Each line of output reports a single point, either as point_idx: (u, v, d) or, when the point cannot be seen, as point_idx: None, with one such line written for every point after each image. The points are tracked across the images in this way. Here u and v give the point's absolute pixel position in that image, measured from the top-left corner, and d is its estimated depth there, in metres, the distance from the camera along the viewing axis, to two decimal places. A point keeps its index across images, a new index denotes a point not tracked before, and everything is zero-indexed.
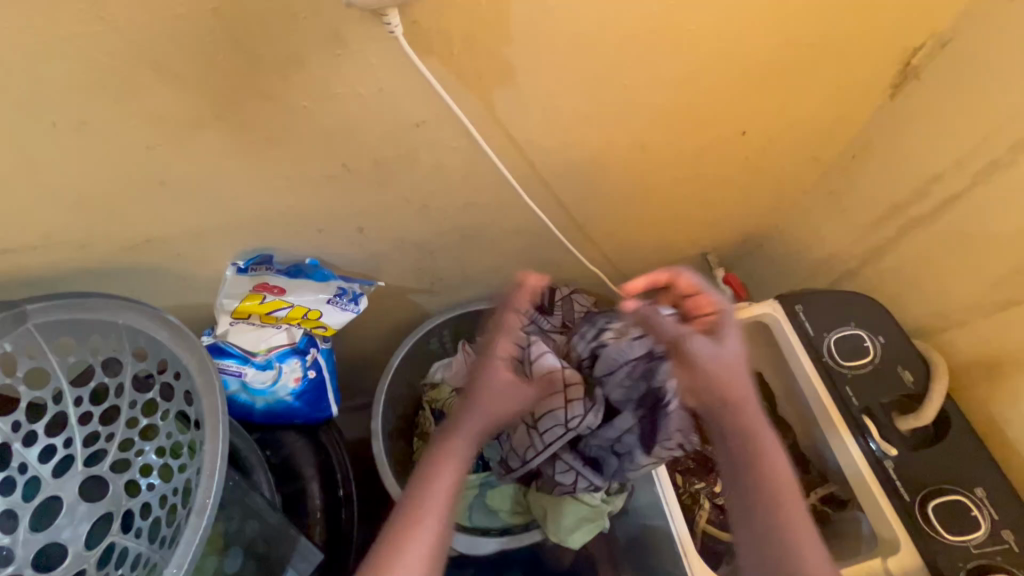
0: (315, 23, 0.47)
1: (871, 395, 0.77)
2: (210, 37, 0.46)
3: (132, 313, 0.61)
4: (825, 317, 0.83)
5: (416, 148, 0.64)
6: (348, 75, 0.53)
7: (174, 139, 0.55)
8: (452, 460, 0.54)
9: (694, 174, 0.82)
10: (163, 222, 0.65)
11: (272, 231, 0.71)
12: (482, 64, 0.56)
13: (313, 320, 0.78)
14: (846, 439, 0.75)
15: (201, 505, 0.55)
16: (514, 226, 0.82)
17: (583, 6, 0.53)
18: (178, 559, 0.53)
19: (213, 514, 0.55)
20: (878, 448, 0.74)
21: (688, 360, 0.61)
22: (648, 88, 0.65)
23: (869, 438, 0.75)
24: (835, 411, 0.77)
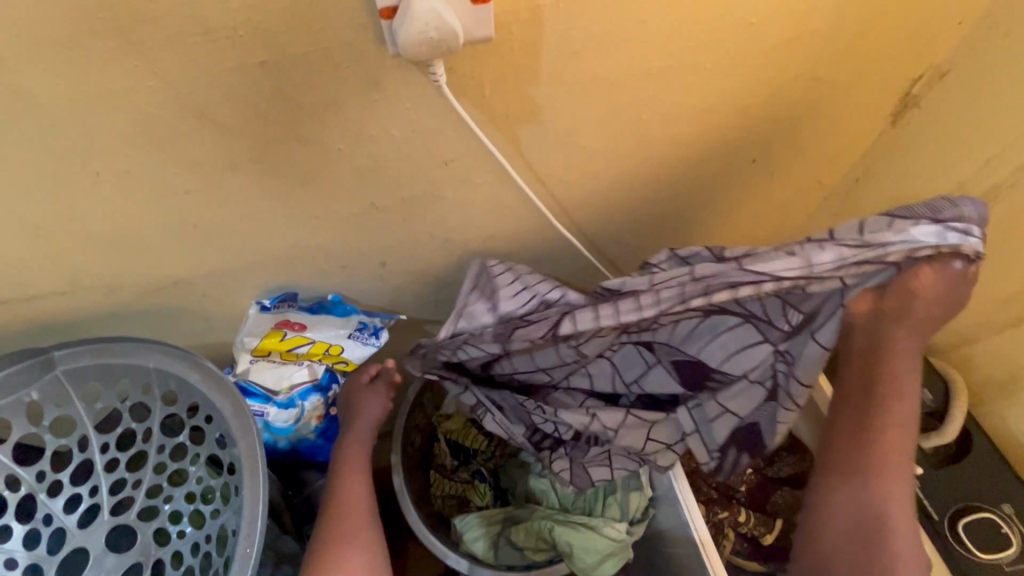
0: (356, 71, 0.48)
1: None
2: (255, 87, 0.47)
3: (160, 355, 0.60)
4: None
5: (441, 185, 0.65)
6: (384, 119, 0.54)
7: (209, 184, 0.55)
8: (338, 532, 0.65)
9: (708, 201, 0.84)
10: (191, 265, 0.65)
11: (297, 268, 0.71)
12: (512, 105, 0.57)
13: (334, 356, 0.76)
14: None
15: (245, 552, 0.54)
16: (533, 255, 0.83)
17: (609, 48, 0.55)
18: None
19: (254, 565, 0.54)
20: None
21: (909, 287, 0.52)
22: (667, 121, 0.67)
23: None
24: None
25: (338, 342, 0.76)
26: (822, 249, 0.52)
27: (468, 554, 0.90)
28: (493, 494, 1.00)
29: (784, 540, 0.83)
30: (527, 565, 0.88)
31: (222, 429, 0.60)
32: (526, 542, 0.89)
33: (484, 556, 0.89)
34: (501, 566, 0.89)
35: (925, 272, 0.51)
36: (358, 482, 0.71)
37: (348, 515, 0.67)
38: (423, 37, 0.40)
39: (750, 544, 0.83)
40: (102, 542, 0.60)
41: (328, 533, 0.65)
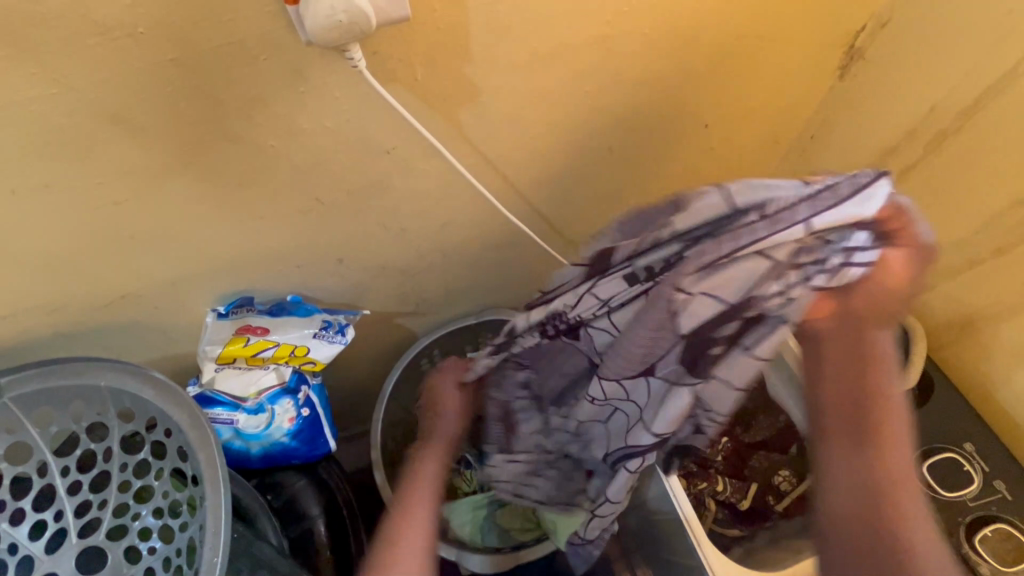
0: (275, 62, 0.46)
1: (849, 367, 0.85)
2: (169, 87, 0.45)
3: (109, 371, 0.58)
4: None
5: (388, 174, 0.63)
6: (313, 110, 0.52)
7: (137, 193, 0.53)
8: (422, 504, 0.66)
9: (664, 169, 0.83)
10: (137, 277, 0.63)
11: (250, 272, 0.70)
12: (448, 87, 0.56)
13: (301, 356, 0.77)
14: None
15: (212, 557, 0.54)
16: (495, 239, 0.83)
17: (542, 20, 0.54)
18: None
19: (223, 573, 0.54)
20: None
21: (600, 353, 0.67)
22: (611, 91, 0.66)
23: None
24: None
25: (304, 343, 0.76)
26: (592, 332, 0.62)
27: (455, 541, 0.91)
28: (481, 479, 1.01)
29: (760, 502, 0.87)
30: (514, 545, 0.91)
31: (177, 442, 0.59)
32: (512, 523, 0.91)
33: (471, 540, 0.91)
34: (488, 548, 0.91)
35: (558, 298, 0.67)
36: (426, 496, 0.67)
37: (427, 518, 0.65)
38: (332, 22, 0.38)
39: (728, 511, 0.87)
40: (71, 566, 0.59)
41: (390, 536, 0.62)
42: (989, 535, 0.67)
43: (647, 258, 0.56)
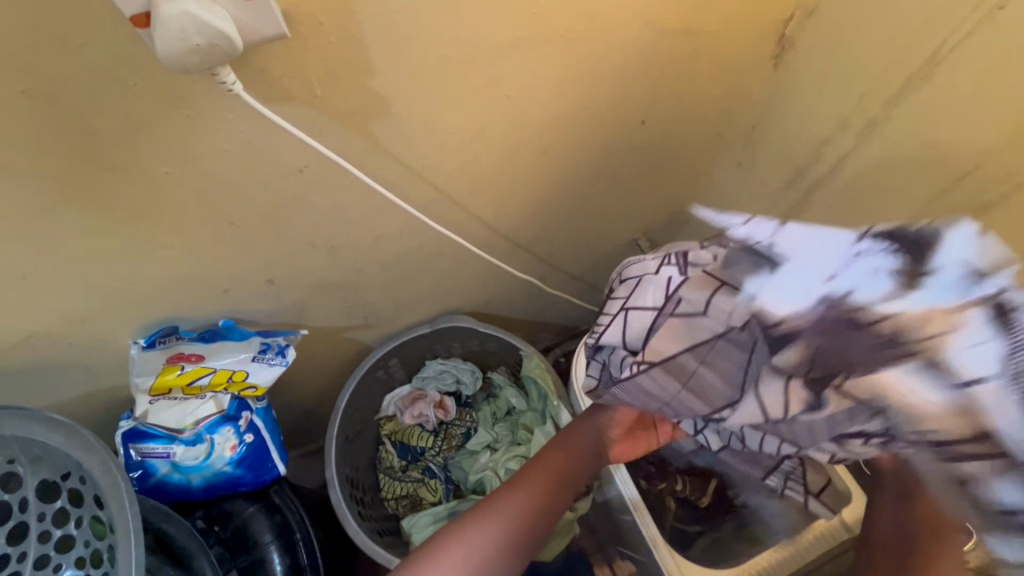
0: (148, 87, 0.43)
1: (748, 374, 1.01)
2: (32, 119, 0.42)
3: (15, 421, 0.55)
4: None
5: (305, 194, 0.60)
6: (205, 134, 0.49)
7: (22, 230, 0.50)
8: (487, 523, 0.60)
9: (605, 168, 0.82)
10: (42, 315, 0.60)
11: (173, 301, 0.67)
12: (355, 100, 0.53)
13: (240, 381, 0.75)
14: None
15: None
16: (438, 249, 0.81)
17: (445, 28, 0.51)
18: None
19: None
20: None
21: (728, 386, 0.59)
22: (534, 93, 0.64)
23: None
24: None
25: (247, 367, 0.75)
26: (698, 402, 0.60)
27: None
28: (446, 487, 1.02)
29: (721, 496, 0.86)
30: None
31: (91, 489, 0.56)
32: None
33: None
34: None
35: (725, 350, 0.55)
36: (500, 524, 0.60)
37: (477, 551, 0.57)
38: (186, 46, 0.35)
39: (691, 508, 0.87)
40: None
41: (453, 532, 0.59)
42: None
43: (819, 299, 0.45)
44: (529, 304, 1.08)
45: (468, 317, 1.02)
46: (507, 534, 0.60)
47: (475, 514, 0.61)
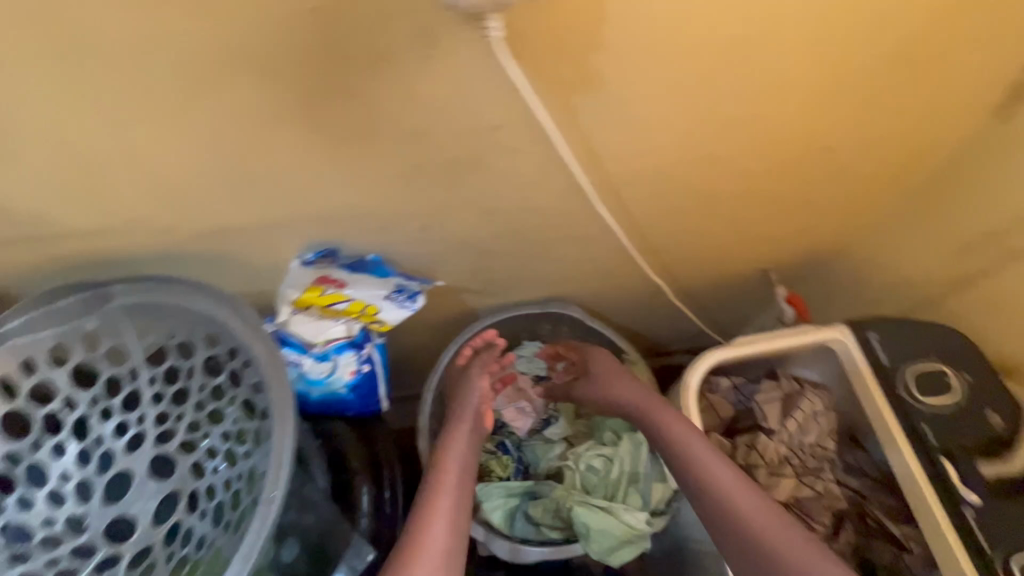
0: (409, 22, 0.47)
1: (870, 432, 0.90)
2: (305, 33, 0.46)
3: (170, 292, 0.64)
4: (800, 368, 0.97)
5: (488, 152, 0.63)
6: (432, 77, 0.52)
7: (254, 132, 0.55)
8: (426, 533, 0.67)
9: (769, 188, 0.78)
10: (237, 213, 0.66)
11: (339, 227, 0.72)
12: (571, 70, 0.54)
13: (370, 314, 0.80)
14: (909, 459, 0.75)
15: (280, 441, 0.60)
16: (579, 233, 0.81)
17: (681, 15, 0.51)
18: (249, 545, 0.57)
19: (280, 506, 0.59)
20: (944, 472, 0.72)
21: (792, 415, 0.90)
22: (737, 97, 0.62)
23: (940, 465, 0.73)
24: (898, 432, 0.77)
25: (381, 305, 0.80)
26: (806, 434, 0.90)
27: (484, 522, 0.90)
28: (515, 466, 1.00)
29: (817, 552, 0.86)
30: (542, 541, 0.88)
31: (240, 353, 0.64)
32: (543, 517, 0.90)
33: (500, 525, 0.90)
34: (517, 536, 0.89)
35: (778, 412, 0.91)
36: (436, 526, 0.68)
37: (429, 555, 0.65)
38: None
39: None
40: (145, 467, 0.63)
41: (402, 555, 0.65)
42: None
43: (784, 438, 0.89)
44: (637, 309, 1.07)
45: (578, 308, 1.02)
46: (442, 538, 0.67)
47: (412, 527, 0.68)
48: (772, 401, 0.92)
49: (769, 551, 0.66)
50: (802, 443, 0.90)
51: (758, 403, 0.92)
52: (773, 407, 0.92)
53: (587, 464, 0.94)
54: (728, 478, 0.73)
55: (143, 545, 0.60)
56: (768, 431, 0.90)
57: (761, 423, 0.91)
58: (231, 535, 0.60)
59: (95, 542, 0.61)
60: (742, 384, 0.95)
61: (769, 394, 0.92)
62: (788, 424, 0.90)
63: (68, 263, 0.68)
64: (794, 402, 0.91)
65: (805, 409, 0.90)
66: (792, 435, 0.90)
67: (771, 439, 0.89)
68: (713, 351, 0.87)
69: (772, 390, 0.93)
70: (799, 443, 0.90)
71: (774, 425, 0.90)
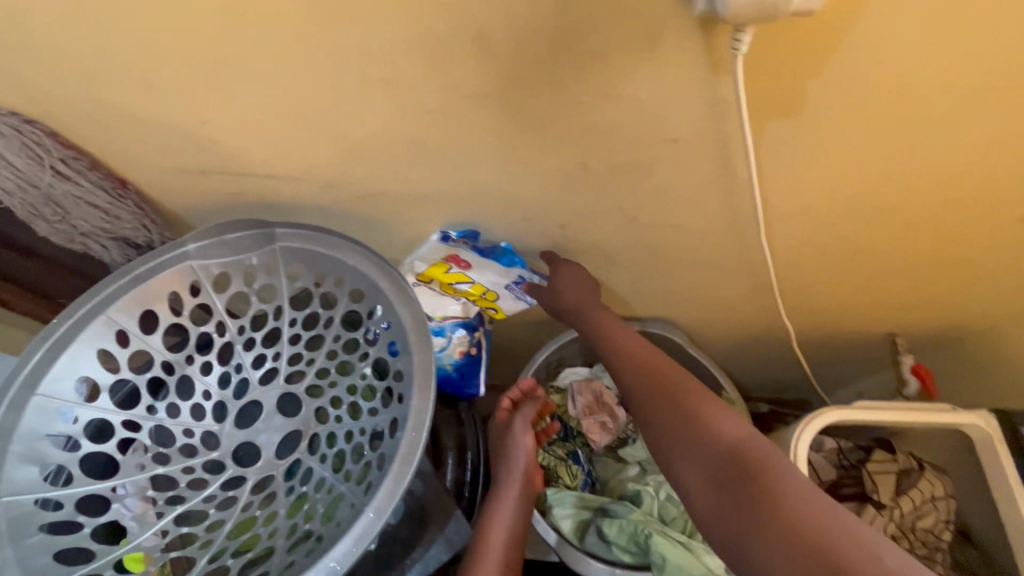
0: (639, 23, 0.47)
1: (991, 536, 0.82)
2: (534, 20, 0.47)
3: (327, 244, 0.67)
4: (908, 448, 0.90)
5: (657, 163, 0.62)
6: (637, 80, 0.52)
7: (447, 107, 0.57)
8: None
9: (938, 248, 0.72)
10: (400, 180, 0.69)
11: (485, 210, 0.74)
12: (779, 95, 0.52)
13: (488, 300, 0.82)
14: None
15: (418, 405, 0.61)
16: (714, 261, 0.79)
17: (919, 54, 0.48)
18: (380, 497, 0.58)
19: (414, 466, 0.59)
20: None
21: (907, 494, 0.83)
22: (942, 150, 0.58)
23: None
24: None
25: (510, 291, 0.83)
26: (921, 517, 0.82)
27: (555, 528, 0.90)
28: (585, 478, 0.99)
29: None
30: (613, 561, 0.86)
31: (383, 313, 0.66)
32: (617, 539, 0.86)
33: (571, 536, 0.90)
34: (587, 551, 0.88)
35: (891, 488, 0.83)
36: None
37: None
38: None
39: None
40: (274, 401, 0.67)
41: None
42: None
43: (895, 517, 0.82)
44: (741, 348, 1.02)
45: (681, 334, 0.98)
46: None
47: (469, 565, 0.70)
48: (885, 474, 0.84)
49: (768, 521, 0.52)
50: (915, 526, 0.82)
51: (868, 474, 0.84)
52: (887, 480, 0.83)
53: (668, 494, 0.92)
54: (737, 435, 0.60)
55: (266, 474, 0.65)
56: (878, 506, 0.82)
57: (872, 496, 0.83)
58: (353, 484, 0.63)
59: (224, 461, 0.65)
60: (849, 448, 0.88)
61: (883, 465, 0.84)
62: (902, 503, 0.82)
63: (243, 197, 0.74)
64: (909, 481, 0.84)
65: (921, 491, 0.83)
66: (905, 515, 0.82)
67: (880, 515, 0.81)
68: (830, 408, 0.80)
69: (886, 462, 0.85)
70: (911, 526, 0.82)
71: (886, 501, 0.82)
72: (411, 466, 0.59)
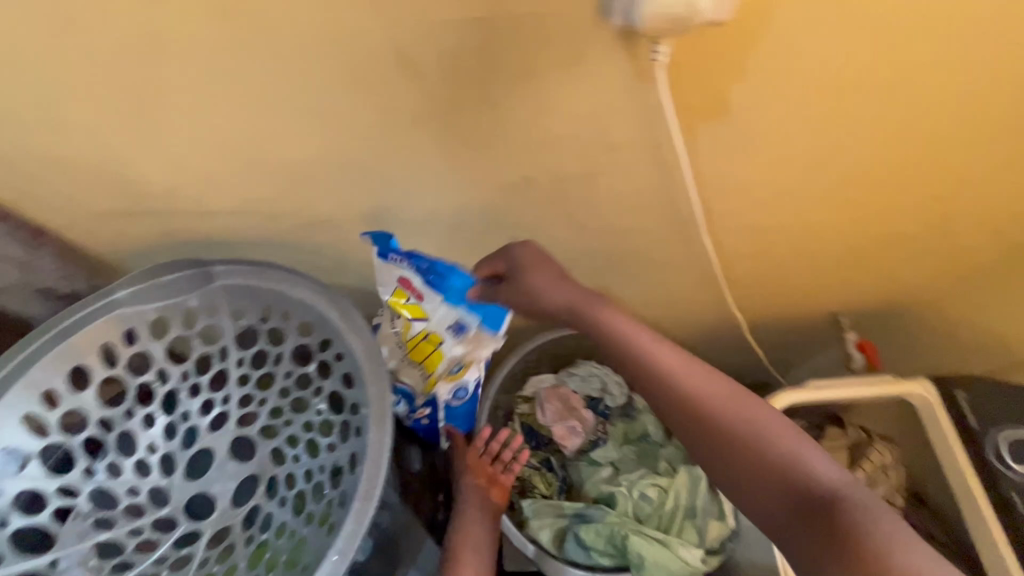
0: (562, 38, 0.47)
1: (943, 497, 0.86)
2: (459, 40, 0.47)
3: (270, 278, 0.65)
4: (863, 420, 0.93)
5: (598, 171, 0.63)
6: (568, 93, 0.53)
7: (382, 130, 0.57)
8: None
9: (868, 231, 0.76)
10: (342, 207, 0.67)
11: (433, 229, 0.73)
12: (705, 99, 0.54)
13: (433, 344, 0.77)
14: (992, 528, 0.73)
15: (378, 438, 0.59)
16: (663, 260, 0.80)
17: (828, 54, 0.51)
18: (342, 541, 0.56)
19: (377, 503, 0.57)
20: None
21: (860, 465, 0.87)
22: (860, 140, 0.61)
23: None
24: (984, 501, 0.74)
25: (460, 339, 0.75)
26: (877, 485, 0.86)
27: (534, 540, 0.89)
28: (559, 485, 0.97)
29: None
30: (593, 566, 0.86)
31: (335, 345, 0.64)
32: (595, 544, 0.87)
33: (550, 546, 0.89)
34: (567, 560, 0.87)
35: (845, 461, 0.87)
36: None
37: None
38: (664, 13, 0.38)
39: None
40: (226, 447, 0.64)
41: None
42: None
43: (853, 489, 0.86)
44: (699, 340, 1.04)
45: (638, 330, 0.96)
46: None
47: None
48: (839, 448, 0.88)
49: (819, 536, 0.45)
50: (872, 495, 0.86)
51: (823, 450, 0.88)
52: (842, 454, 0.88)
53: (641, 492, 0.92)
54: (728, 432, 0.52)
55: (223, 525, 0.62)
56: None
57: None
58: (316, 527, 0.60)
59: (176, 516, 0.61)
60: (808, 426, 0.90)
61: (836, 440, 0.88)
62: (857, 475, 0.86)
63: (176, 236, 0.70)
64: (861, 452, 0.88)
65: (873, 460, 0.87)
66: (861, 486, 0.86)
67: None
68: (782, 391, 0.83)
69: (838, 437, 0.89)
70: (867, 495, 0.86)
71: None
72: (372, 503, 0.57)
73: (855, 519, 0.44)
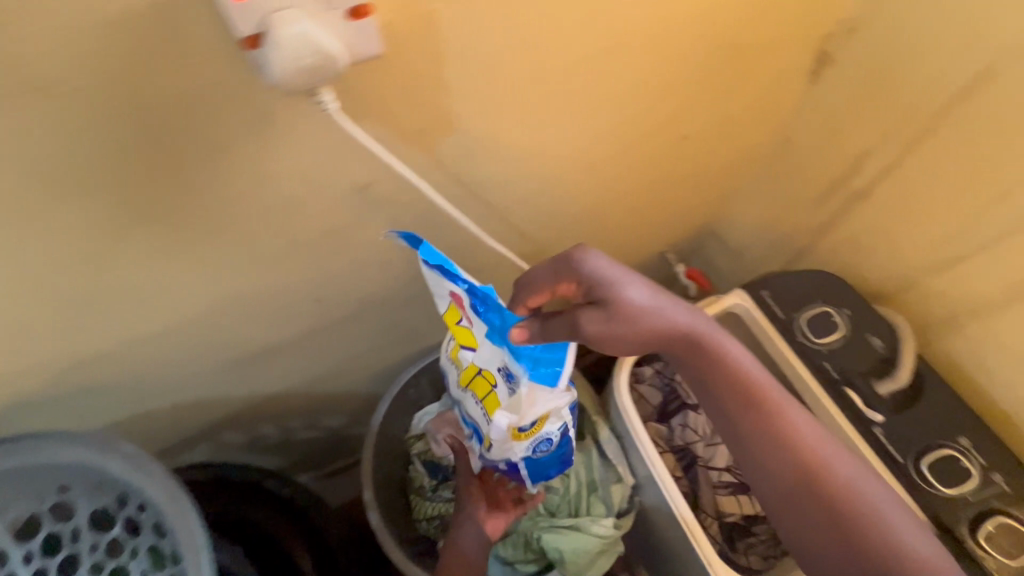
0: (238, 104, 0.44)
1: None
2: (121, 138, 0.42)
3: (23, 454, 0.51)
4: None
5: (364, 213, 0.60)
6: (281, 152, 0.49)
7: (91, 251, 0.50)
8: None
9: (646, 180, 0.82)
10: (97, 339, 0.59)
11: (223, 323, 0.66)
12: (426, 117, 0.53)
13: (488, 384, 0.65)
14: (821, 400, 0.80)
15: None
16: (482, 266, 0.81)
17: (518, 47, 0.52)
18: None
19: None
20: (855, 403, 0.78)
21: None
22: (593, 110, 0.65)
23: (852, 400, 0.78)
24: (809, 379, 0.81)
25: (530, 387, 0.59)
26: None
27: None
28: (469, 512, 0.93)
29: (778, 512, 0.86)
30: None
31: (136, 498, 0.56)
32: (516, 554, 0.89)
33: None
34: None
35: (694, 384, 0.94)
36: None
37: None
38: (298, 66, 0.35)
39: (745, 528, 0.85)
40: None
41: None
42: (993, 531, 0.68)
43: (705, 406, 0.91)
44: None
45: None
46: None
47: None
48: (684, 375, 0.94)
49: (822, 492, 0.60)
50: None
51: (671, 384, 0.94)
52: (688, 380, 0.94)
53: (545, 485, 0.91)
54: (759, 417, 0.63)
55: None
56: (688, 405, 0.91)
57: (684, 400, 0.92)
58: None
59: None
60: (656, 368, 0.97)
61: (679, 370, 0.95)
62: None
63: None
64: None
65: None
66: None
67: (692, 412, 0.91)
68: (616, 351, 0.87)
69: None
70: None
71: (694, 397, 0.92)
72: None
73: (864, 509, 0.58)
